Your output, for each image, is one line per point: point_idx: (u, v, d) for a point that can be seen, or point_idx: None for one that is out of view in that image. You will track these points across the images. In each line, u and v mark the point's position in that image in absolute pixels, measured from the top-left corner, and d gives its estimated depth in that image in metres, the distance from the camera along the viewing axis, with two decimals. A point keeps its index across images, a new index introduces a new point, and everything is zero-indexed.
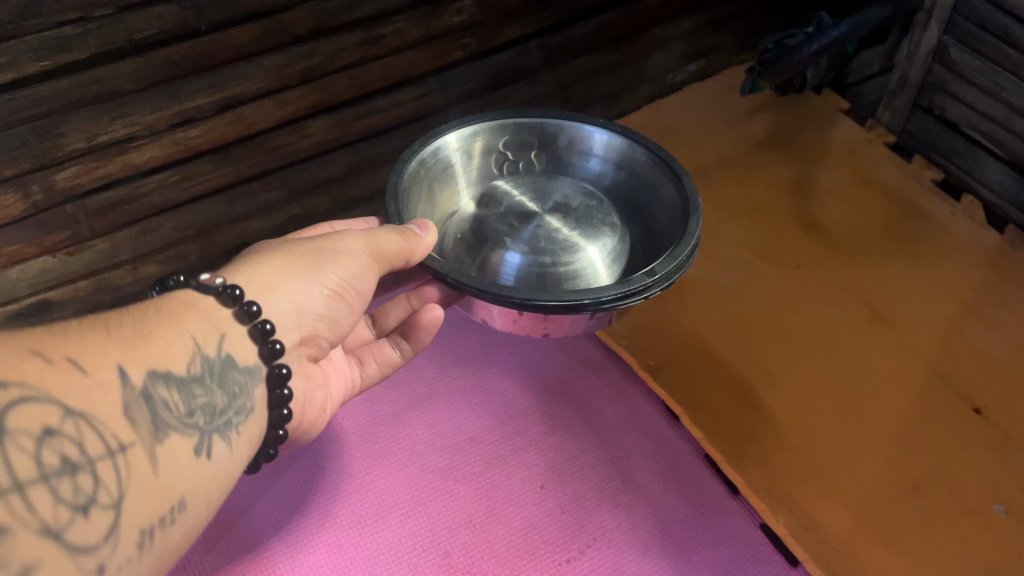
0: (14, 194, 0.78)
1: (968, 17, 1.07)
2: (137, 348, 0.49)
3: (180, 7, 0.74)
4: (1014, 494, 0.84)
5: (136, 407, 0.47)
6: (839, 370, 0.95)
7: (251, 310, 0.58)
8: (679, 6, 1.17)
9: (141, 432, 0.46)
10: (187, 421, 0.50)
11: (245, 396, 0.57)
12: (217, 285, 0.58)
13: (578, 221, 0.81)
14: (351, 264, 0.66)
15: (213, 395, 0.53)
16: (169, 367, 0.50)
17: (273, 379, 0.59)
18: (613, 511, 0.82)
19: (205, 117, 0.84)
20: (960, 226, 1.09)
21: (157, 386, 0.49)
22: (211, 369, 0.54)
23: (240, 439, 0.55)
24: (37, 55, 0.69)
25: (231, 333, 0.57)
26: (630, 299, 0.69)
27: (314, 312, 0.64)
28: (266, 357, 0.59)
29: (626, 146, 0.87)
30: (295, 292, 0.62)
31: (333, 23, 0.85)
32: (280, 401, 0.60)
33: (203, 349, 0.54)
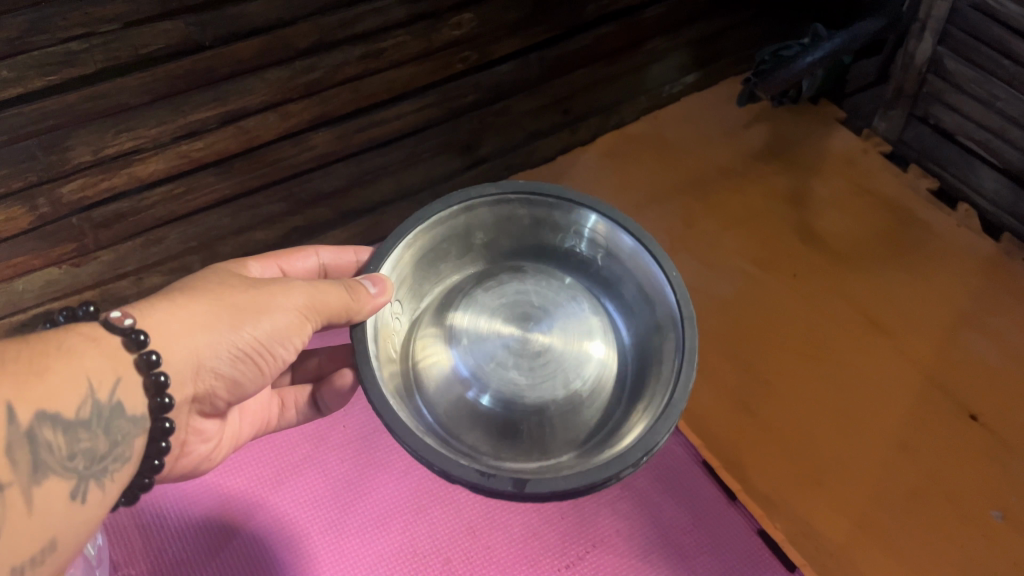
0: (21, 206, 0.79)
1: (963, 28, 1.08)
2: (34, 384, 0.49)
3: (185, 23, 0.75)
4: (1012, 501, 0.85)
5: (18, 447, 0.48)
6: (839, 379, 0.95)
7: (150, 360, 0.55)
8: (678, 18, 1.17)
9: (19, 472, 0.48)
10: (67, 465, 0.51)
11: (125, 444, 0.55)
12: (126, 327, 0.55)
13: (560, 345, 0.72)
14: (273, 326, 0.62)
15: (99, 440, 0.53)
16: (61, 410, 0.50)
17: (155, 432, 0.57)
18: (613, 516, 0.83)
19: (209, 130, 0.85)
20: (956, 235, 1.10)
21: (43, 428, 0.49)
22: (100, 415, 0.53)
23: (116, 482, 0.56)
24: (44, 70, 0.71)
25: (126, 379, 0.54)
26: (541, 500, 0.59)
27: (216, 369, 0.61)
28: (153, 408, 0.57)
29: (650, 274, 0.72)
30: (203, 346, 0.59)
31: (335, 38, 0.86)
32: (156, 453, 0.58)
33: (95, 395, 0.52)
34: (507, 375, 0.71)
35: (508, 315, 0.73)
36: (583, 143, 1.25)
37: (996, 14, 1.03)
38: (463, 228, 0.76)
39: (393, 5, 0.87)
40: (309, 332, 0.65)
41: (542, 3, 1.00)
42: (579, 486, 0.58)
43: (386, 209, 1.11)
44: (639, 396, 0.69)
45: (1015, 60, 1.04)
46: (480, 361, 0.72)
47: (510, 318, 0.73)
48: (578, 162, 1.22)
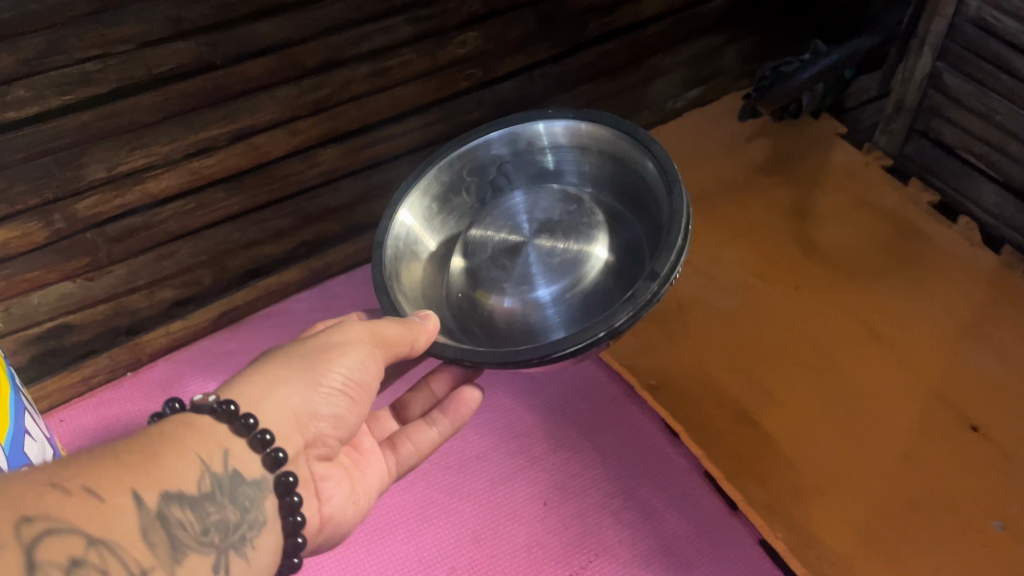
0: (37, 222, 0.81)
1: (960, 43, 1.10)
2: (148, 470, 0.46)
3: (197, 43, 0.78)
4: (1013, 511, 0.85)
5: (153, 529, 0.44)
6: (838, 389, 0.96)
7: (248, 422, 0.53)
8: (678, 35, 1.20)
9: (160, 554, 0.43)
10: (202, 539, 0.46)
11: (254, 510, 0.51)
12: (211, 402, 0.53)
13: (566, 234, 0.78)
14: (348, 358, 0.61)
15: (227, 510, 0.49)
16: (180, 486, 0.47)
17: (281, 490, 0.54)
18: (615, 527, 0.84)
19: (219, 146, 0.87)
20: (958, 249, 1.11)
21: (171, 507, 0.45)
22: (220, 486, 0.49)
23: (260, 553, 0.51)
24: (60, 90, 0.73)
25: (233, 448, 0.52)
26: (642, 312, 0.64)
27: (315, 412, 0.58)
28: (270, 466, 0.54)
29: (590, 127, 0.80)
30: (290, 393, 0.57)
31: (342, 55, 0.88)
32: (291, 509, 0.54)
33: (209, 467, 0.49)
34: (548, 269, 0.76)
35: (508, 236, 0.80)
36: None
37: (991, 29, 1.05)
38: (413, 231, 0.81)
39: (399, 24, 0.90)
40: (382, 371, 0.64)
41: (545, 22, 1.03)
42: (655, 283, 0.64)
43: None
44: (654, 218, 0.76)
45: (1012, 74, 1.05)
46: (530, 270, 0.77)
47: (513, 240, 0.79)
48: None
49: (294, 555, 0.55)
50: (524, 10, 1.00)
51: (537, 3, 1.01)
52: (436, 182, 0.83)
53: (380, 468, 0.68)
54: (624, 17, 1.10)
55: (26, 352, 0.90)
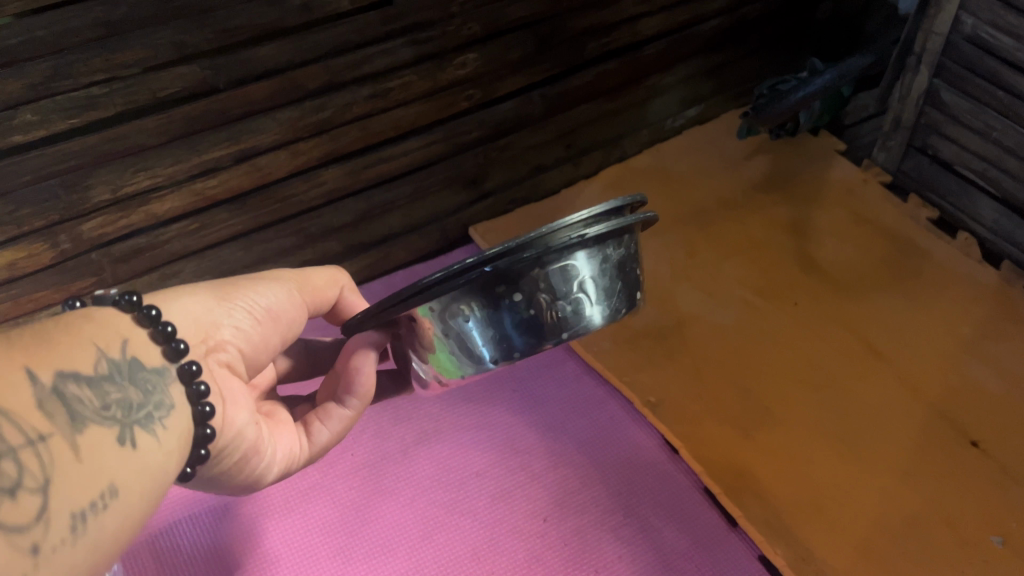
0: (44, 243, 0.82)
1: (957, 60, 1.11)
2: (40, 347, 0.43)
3: (200, 67, 0.79)
4: (1012, 526, 0.85)
5: (49, 402, 0.41)
6: (837, 406, 0.97)
7: (151, 314, 0.51)
8: (676, 55, 1.21)
9: (58, 422, 0.41)
10: (104, 413, 0.44)
11: (159, 393, 0.49)
12: (115, 295, 0.51)
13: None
14: (268, 286, 0.60)
15: (129, 390, 0.47)
16: (77, 365, 0.44)
17: (185, 378, 0.51)
18: (614, 543, 0.84)
19: (223, 167, 0.89)
20: (957, 264, 1.12)
21: (67, 383, 0.42)
22: (119, 369, 0.47)
23: (170, 432, 0.49)
24: (67, 114, 0.74)
25: (134, 337, 0.49)
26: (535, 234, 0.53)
27: (219, 321, 0.56)
28: (172, 357, 0.51)
29: None
30: (197, 299, 0.56)
31: (343, 78, 0.90)
32: (197, 399, 0.52)
33: (108, 351, 0.47)
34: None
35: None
36: (588, 175, 1.27)
37: (988, 47, 1.06)
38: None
39: (399, 47, 0.92)
40: (305, 317, 0.63)
41: (543, 44, 1.05)
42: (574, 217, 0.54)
43: (396, 242, 1.13)
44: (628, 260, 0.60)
45: (1008, 91, 1.06)
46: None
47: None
48: (582, 193, 1.24)
49: (203, 445, 0.53)
50: (523, 33, 1.02)
51: (536, 26, 1.03)
52: None
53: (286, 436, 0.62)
54: (622, 37, 1.12)
55: None
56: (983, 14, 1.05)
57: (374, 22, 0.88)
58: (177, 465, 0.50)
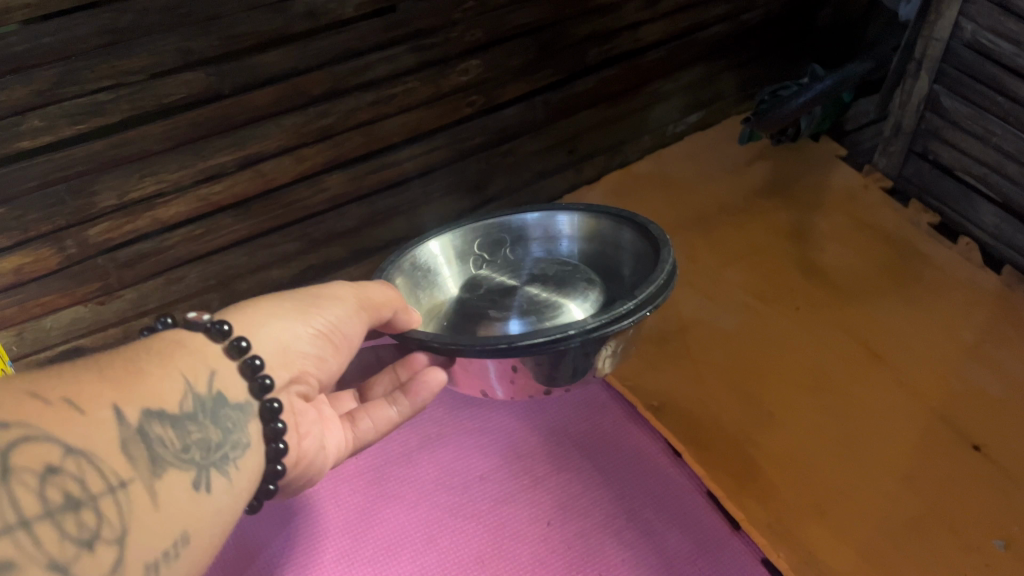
0: (50, 248, 0.83)
1: (957, 66, 1.12)
2: (132, 387, 0.48)
3: (205, 73, 0.80)
4: (1015, 530, 0.85)
5: (133, 444, 0.46)
6: (838, 410, 0.97)
7: (240, 345, 0.56)
8: (678, 61, 1.22)
9: (139, 467, 0.45)
10: (183, 456, 0.49)
11: (238, 432, 0.54)
12: (206, 321, 0.57)
13: (559, 287, 0.81)
14: (337, 309, 0.64)
15: (210, 430, 0.52)
16: (163, 406, 0.49)
17: (266, 414, 0.56)
18: (618, 546, 0.84)
19: (227, 173, 0.89)
20: (957, 269, 1.12)
21: (151, 424, 0.47)
22: (203, 406, 0.52)
23: (242, 471, 0.54)
24: (73, 120, 0.75)
25: (222, 369, 0.55)
26: (616, 321, 0.70)
27: (302, 350, 0.62)
28: (257, 392, 0.56)
29: (591, 220, 0.90)
30: (285, 325, 0.61)
31: (346, 84, 0.91)
32: (275, 436, 0.57)
33: (195, 386, 0.52)
34: (545, 309, 0.78)
35: (503, 290, 0.82)
36: (589, 181, 1.28)
37: (988, 53, 1.07)
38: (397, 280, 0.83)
39: (402, 54, 0.93)
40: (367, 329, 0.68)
41: (545, 50, 1.06)
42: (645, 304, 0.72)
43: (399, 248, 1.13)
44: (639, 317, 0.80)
45: (1008, 96, 1.06)
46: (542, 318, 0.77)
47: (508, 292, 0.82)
48: (584, 199, 1.25)
49: (272, 479, 0.58)
50: (525, 39, 1.03)
51: (538, 32, 1.03)
52: (450, 239, 0.90)
53: (341, 433, 0.69)
54: (623, 44, 1.13)
55: None
56: (982, 20, 1.05)
57: (377, 28, 0.89)
58: (244, 504, 0.54)
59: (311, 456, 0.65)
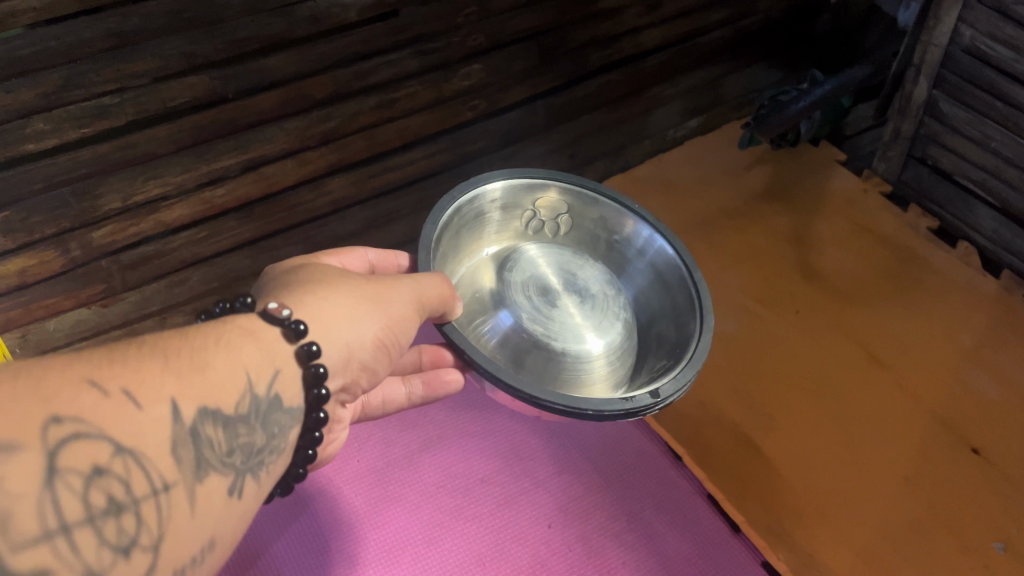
0: (55, 251, 0.83)
1: (956, 72, 1.12)
2: (194, 380, 0.46)
3: (210, 77, 0.80)
4: (1013, 532, 0.86)
5: (183, 446, 0.44)
6: (841, 413, 0.97)
7: (311, 351, 0.54)
8: (678, 66, 1.23)
9: (184, 471, 0.44)
10: (226, 460, 0.47)
11: (281, 437, 0.53)
12: (283, 318, 0.54)
13: (588, 310, 0.86)
14: (400, 317, 0.63)
15: (256, 434, 0.50)
16: (220, 404, 0.47)
17: (308, 423, 0.55)
18: (619, 549, 0.85)
19: (231, 176, 0.90)
20: (957, 273, 1.13)
21: (205, 424, 0.45)
22: (257, 409, 0.50)
23: (272, 474, 0.53)
24: (79, 123, 0.75)
25: (285, 371, 0.53)
26: (631, 415, 0.69)
27: (362, 359, 0.61)
28: (310, 403, 0.55)
29: (661, 248, 0.88)
30: (353, 332, 0.59)
31: (350, 88, 0.91)
32: (308, 443, 0.56)
33: (254, 387, 0.50)
34: (562, 334, 0.83)
35: (539, 286, 0.87)
36: None
37: (987, 58, 1.07)
38: (450, 224, 0.85)
39: (406, 58, 0.93)
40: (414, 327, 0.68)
41: (547, 55, 1.06)
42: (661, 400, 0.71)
43: (400, 250, 1.14)
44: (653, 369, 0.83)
45: (1007, 101, 1.07)
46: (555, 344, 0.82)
47: (542, 293, 0.86)
48: None
49: (291, 481, 0.58)
50: (528, 43, 1.03)
51: (539, 37, 1.04)
52: (516, 189, 0.89)
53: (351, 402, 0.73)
54: (623, 49, 1.14)
55: None
56: (980, 25, 1.06)
57: (381, 33, 0.89)
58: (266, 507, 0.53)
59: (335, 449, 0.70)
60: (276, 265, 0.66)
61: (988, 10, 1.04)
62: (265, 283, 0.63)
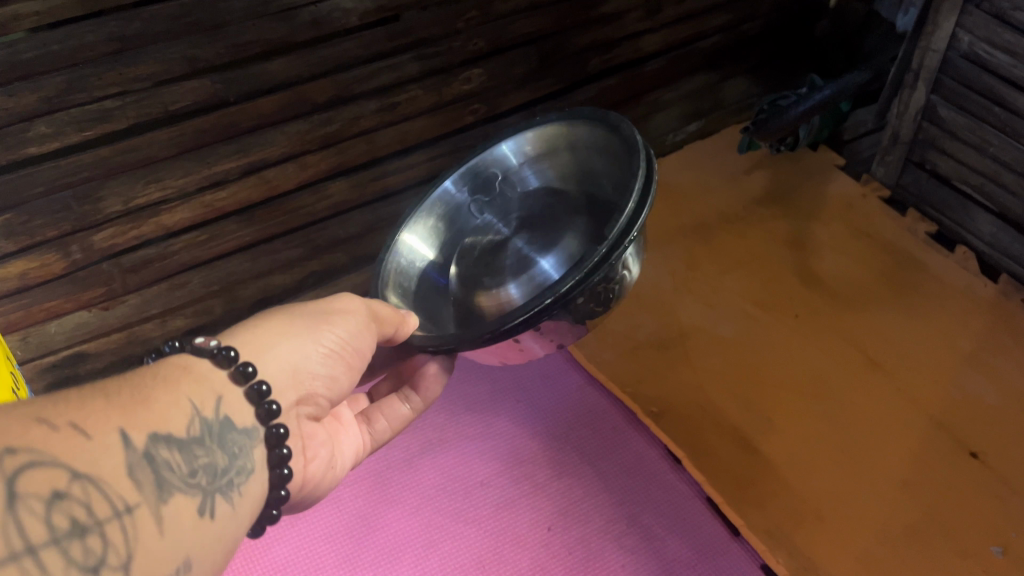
0: (56, 253, 0.83)
1: (954, 77, 1.12)
2: (137, 410, 0.45)
3: (211, 81, 0.81)
4: (1012, 536, 0.86)
5: (139, 469, 0.43)
6: (838, 417, 0.98)
7: (247, 371, 0.54)
8: (677, 71, 1.23)
9: (145, 492, 0.43)
10: (189, 481, 0.46)
11: (243, 457, 0.52)
12: (212, 347, 0.54)
13: (544, 225, 0.81)
14: (348, 324, 0.63)
15: (216, 455, 0.49)
16: (169, 429, 0.46)
17: (271, 440, 0.55)
18: (617, 553, 0.85)
19: (232, 180, 0.90)
20: (956, 277, 1.13)
21: (158, 448, 0.45)
22: (210, 431, 0.49)
23: (245, 497, 0.51)
24: (80, 126, 0.76)
25: (228, 395, 0.53)
26: (590, 273, 0.64)
27: (312, 371, 0.60)
28: (262, 418, 0.54)
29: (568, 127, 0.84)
30: (292, 347, 0.59)
31: (351, 92, 0.92)
32: (279, 462, 0.55)
33: (201, 412, 0.50)
34: (538, 253, 0.79)
35: (492, 247, 0.82)
36: None
37: (986, 64, 1.07)
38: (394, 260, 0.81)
39: (406, 63, 0.93)
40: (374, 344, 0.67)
41: (546, 60, 1.06)
42: (615, 235, 0.65)
43: None
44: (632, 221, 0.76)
45: (1005, 107, 1.07)
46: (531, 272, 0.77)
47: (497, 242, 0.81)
48: None
49: (276, 505, 0.56)
50: (527, 48, 1.03)
51: (540, 42, 1.04)
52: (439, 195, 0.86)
53: (358, 437, 0.71)
54: (623, 54, 1.14)
55: (43, 381, 0.91)
56: (978, 31, 1.06)
57: (382, 38, 0.90)
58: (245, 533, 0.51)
59: (319, 476, 0.65)
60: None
61: (987, 16, 1.04)
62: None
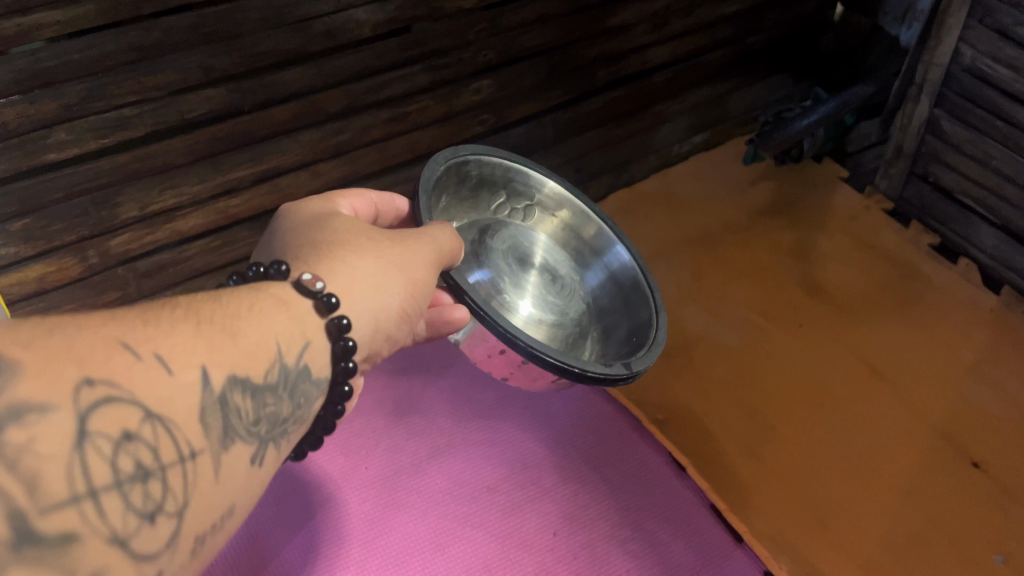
0: (73, 258, 0.85)
1: (957, 91, 1.14)
2: (225, 347, 0.43)
3: (227, 90, 0.82)
4: (1013, 545, 0.89)
5: (211, 413, 0.42)
6: (842, 428, 0.99)
7: (342, 325, 0.52)
8: (683, 83, 1.25)
9: (211, 438, 0.41)
10: (251, 429, 0.45)
11: (304, 407, 0.50)
12: (316, 290, 0.52)
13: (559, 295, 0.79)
14: (426, 282, 0.61)
15: (283, 404, 0.48)
16: (249, 372, 0.45)
17: (333, 397, 0.53)
18: (623, 557, 0.86)
19: (245, 187, 0.92)
20: (959, 289, 1.15)
21: (234, 392, 0.43)
22: (286, 379, 0.48)
23: (291, 443, 0.50)
24: (98, 133, 0.77)
25: (315, 343, 0.51)
26: (612, 381, 0.68)
27: (387, 331, 0.59)
28: (338, 374, 0.53)
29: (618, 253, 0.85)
30: (381, 302, 0.57)
31: (364, 102, 0.93)
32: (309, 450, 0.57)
33: (284, 357, 0.48)
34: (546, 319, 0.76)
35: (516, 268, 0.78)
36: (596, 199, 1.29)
37: (987, 78, 1.09)
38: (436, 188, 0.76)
39: (417, 73, 0.95)
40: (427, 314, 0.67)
41: (554, 71, 1.08)
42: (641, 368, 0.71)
43: None
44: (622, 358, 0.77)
45: (1007, 121, 1.08)
46: (523, 310, 0.75)
47: (519, 262, 0.78)
48: None
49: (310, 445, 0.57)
50: (536, 60, 1.05)
51: (549, 53, 1.06)
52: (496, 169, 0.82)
53: None
54: (630, 65, 1.16)
55: None
56: (982, 46, 1.07)
57: (393, 48, 0.91)
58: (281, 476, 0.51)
59: None
60: (297, 207, 0.62)
61: (989, 31, 1.06)
62: (287, 232, 0.60)
